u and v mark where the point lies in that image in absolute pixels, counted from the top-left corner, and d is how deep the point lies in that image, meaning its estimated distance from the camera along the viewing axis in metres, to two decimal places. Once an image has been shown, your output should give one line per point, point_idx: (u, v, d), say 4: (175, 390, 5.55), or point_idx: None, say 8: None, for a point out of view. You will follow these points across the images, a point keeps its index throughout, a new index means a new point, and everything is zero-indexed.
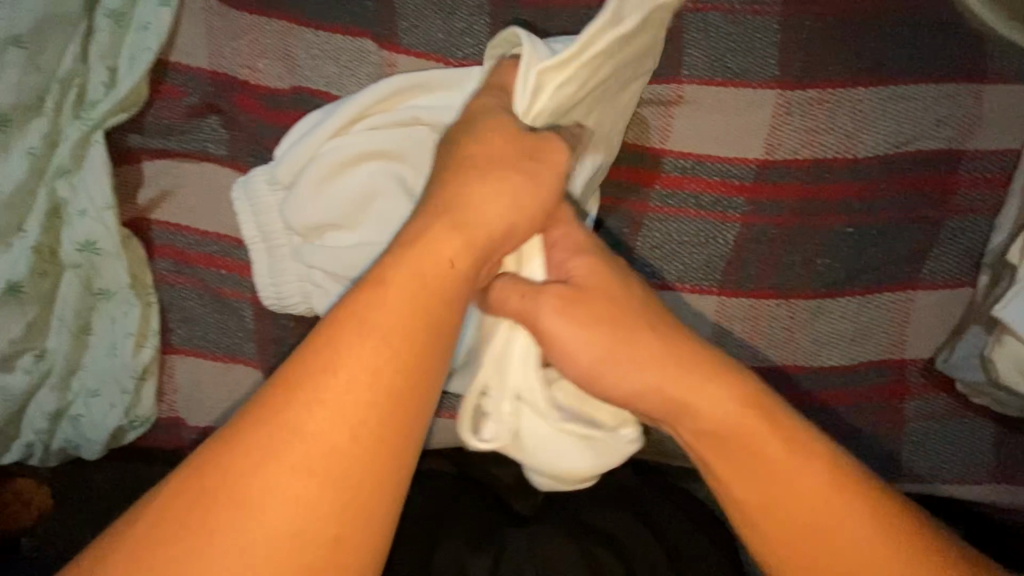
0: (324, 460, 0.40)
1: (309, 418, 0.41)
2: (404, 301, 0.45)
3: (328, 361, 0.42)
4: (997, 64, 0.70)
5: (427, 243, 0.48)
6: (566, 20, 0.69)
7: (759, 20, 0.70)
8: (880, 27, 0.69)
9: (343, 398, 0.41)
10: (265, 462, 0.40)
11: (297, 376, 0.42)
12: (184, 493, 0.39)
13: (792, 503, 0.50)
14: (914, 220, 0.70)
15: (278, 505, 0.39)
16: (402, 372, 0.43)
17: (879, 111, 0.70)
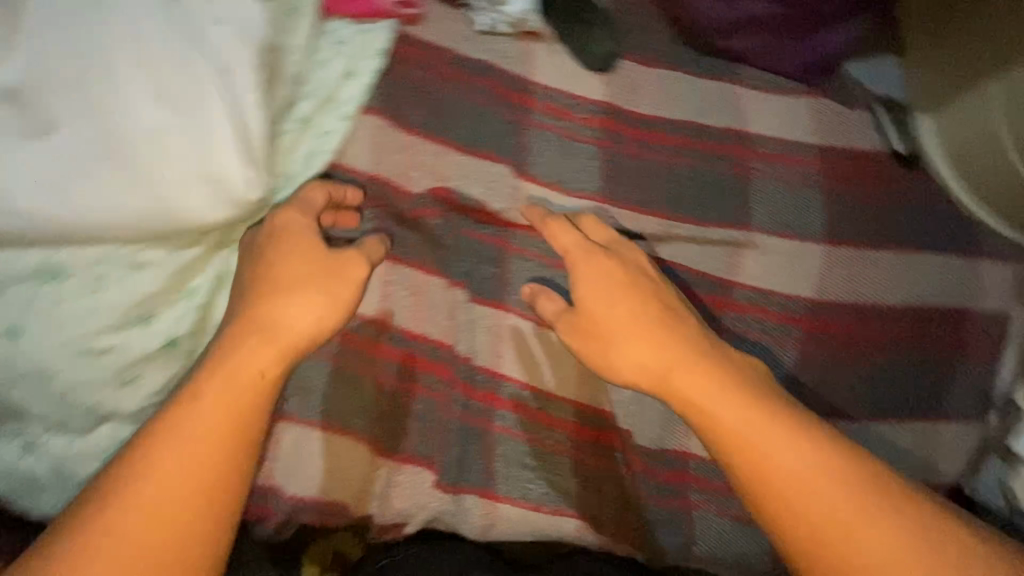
0: (167, 529, 0.55)
1: (166, 466, 0.57)
2: (222, 408, 0.60)
3: (147, 463, 0.57)
4: (988, 243, 0.89)
5: (240, 355, 0.62)
6: (660, 173, 0.87)
7: (808, 191, 0.89)
8: (899, 207, 0.90)
9: (151, 486, 0.56)
10: (168, 468, 0.57)
11: (182, 427, 0.59)
12: (139, 486, 0.56)
13: (786, 482, 0.60)
14: (931, 362, 0.84)
15: (157, 497, 0.56)
16: (217, 454, 0.59)
17: (903, 271, 0.87)
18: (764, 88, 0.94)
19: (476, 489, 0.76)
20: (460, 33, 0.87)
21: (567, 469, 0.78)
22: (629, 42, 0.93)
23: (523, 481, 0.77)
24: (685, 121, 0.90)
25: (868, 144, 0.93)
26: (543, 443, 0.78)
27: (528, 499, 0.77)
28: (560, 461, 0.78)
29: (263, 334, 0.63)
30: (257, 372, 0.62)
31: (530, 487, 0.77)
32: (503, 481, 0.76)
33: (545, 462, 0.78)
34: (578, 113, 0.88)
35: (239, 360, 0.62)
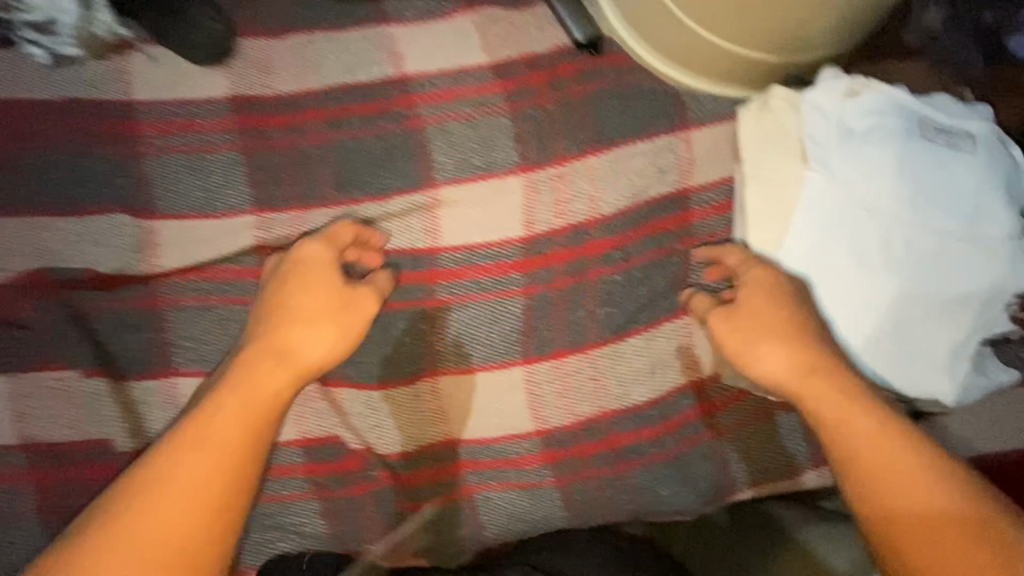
0: (180, 544, 0.54)
1: (175, 478, 0.56)
2: (259, 413, 0.61)
3: (160, 477, 0.56)
4: (695, 110, 0.82)
5: (255, 376, 0.63)
6: (319, 155, 0.76)
7: (490, 119, 0.79)
8: (593, 103, 0.81)
9: (159, 510, 0.55)
10: (175, 474, 0.57)
11: (213, 423, 0.59)
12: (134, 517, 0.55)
13: (881, 468, 0.58)
14: (665, 258, 0.79)
15: (172, 510, 0.55)
16: (212, 453, 0.58)
17: (612, 173, 0.79)
18: (415, 17, 0.81)
19: None
20: (26, 74, 0.73)
21: (314, 510, 0.73)
22: (244, 12, 0.79)
23: (270, 540, 0.72)
24: (334, 85, 0.78)
25: (548, 42, 0.82)
26: (276, 495, 0.73)
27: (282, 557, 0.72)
28: (300, 506, 0.73)
29: (269, 352, 0.64)
30: (240, 406, 0.60)
31: (272, 545, 0.72)
32: (247, 548, 0.72)
33: (288, 512, 0.72)
34: (202, 119, 0.75)
35: (253, 378, 0.63)
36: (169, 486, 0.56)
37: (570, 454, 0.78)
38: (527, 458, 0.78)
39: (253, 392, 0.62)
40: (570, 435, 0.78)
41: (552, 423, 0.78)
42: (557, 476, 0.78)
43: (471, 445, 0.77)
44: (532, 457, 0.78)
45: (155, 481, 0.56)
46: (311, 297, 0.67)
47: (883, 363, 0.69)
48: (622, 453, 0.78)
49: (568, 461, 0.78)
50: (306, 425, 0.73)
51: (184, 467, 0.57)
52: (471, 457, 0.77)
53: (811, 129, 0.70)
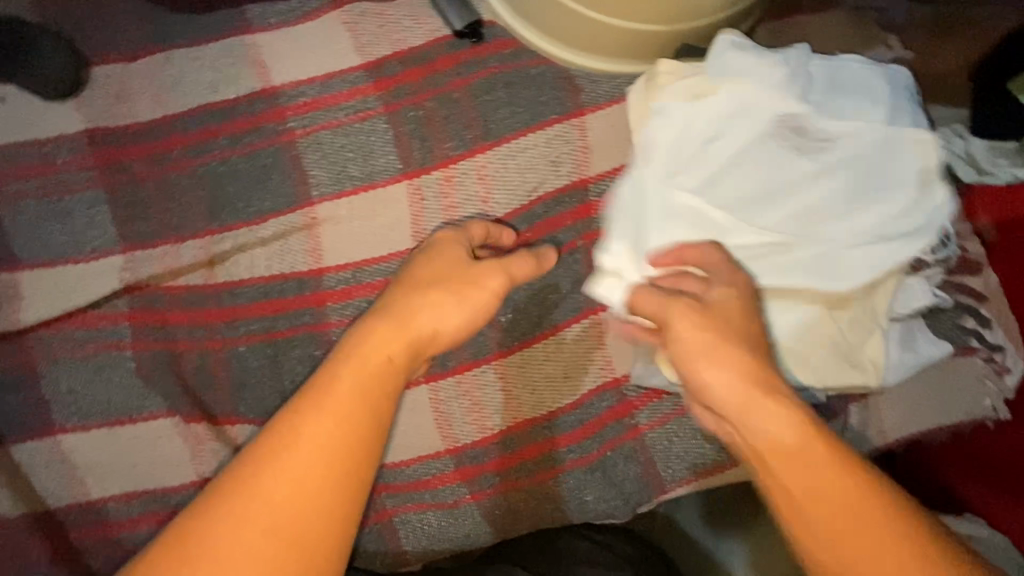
0: (325, 513, 0.43)
1: (290, 457, 0.43)
2: (370, 385, 0.48)
3: (307, 441, 0.44)
4: (590, 91, 0.76)
5: (366, 341, 0.50)
6: (188, 183, 0.72)
7: (367, 126, 0.74)
8: (478, 96, 0.75)
9: (296, 471, 0.43)
10: (287, 460, 0.43)
11: (316, 407, 0.45)
12: (240, 500, 0.42)
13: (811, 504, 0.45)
14: (568, 255, 0.74)
15: (267, 512, 0.42)
16: (340, 431, 0.45)
17: (502, 170, 0.74)
18: (278, 23, 0.76)
19: None
20: None
21: None
22: (94, 39, 0.74)
23: None
24: (198, 107, 0.74)
25: (424, 34, 0.76)
26: None
27: None
28: None
29: (393, 318, 0.52)
30: (371, 370, 0.48)
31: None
32: None
33: None
34: (59, 158, 0.71)
35: (365, 343, 0.50)
36: (300, 451, 0.44)
37: (488, 469, 0.75)
38: (443, 478, 0.74)
39: (378, 352, 0.50)
40: (485, 449, 0.74)
41: (464, 439, 0.74)
42: (479, 493, 0.74)
43: (384, 469, 0.74)
44: (449, 476, 0.74)
45: (276, 451, 0.43)
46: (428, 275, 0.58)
47: (822, 352, 0.63)
48: (542, 463, 0.75)
49: (488, 476, 0.74)
50: (206, 464, 0.68)
51: (305, 441, 0.44)
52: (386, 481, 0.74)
53: (697, 106, 0.64)
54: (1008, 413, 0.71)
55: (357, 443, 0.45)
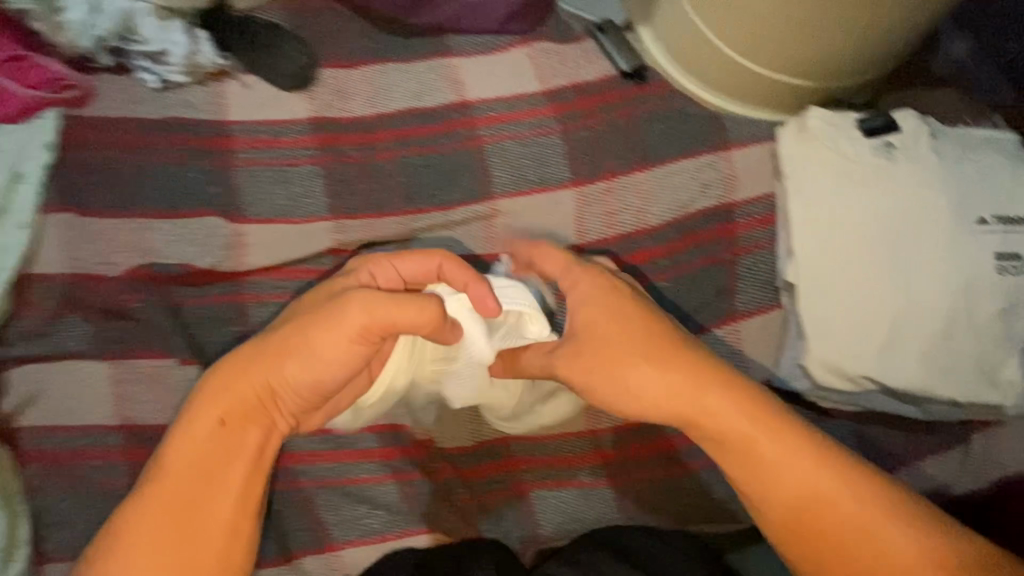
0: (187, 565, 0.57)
1: (221, 503, 0.60)
2: (229, 436, 0.62)
3: (604, 360, 0.65)
4: (734, 132, 0.88)
5: (355, 312, 0.62)
6: (389, 170, 0.84)
7: (543, 139, 0.86)
8: (640, 124, 0.87)
9: (175, 524, 0.58)
10: (219, 490, 0.60)
11: (169, 468, 0.60)
12: (205, 514, 0.59)
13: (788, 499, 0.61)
14: (713, 266, 0.82)
15: (165, 547, 0.57)
16: (228, 460, 0.62)
17: (657, 188, 0.84)
18: (475, 51, 0.90)
19: (308, 549, 0.72)
20: (137, 96, 0.82)
21: (396, 491, 0.76)
22: (324, 45, 0.87)
23: (355, 520, 0.74)
24: (403, 110, 0.87)
25: (596, 72, 0.90)
26: (360, 477, 0.75)
27: (366, 534, 0.74)
28: (384, 485, 0.75)
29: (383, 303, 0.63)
30: (224, 433, 0.62)
31: (357, 522, 0.74)
32: (335, 526, 0.73)
33: (370, 492, 0.75)
34: (287, 137, 0.83)
35: (304, 345, 0.63)
36: (616, 372, 0.64)
37: (622, 454, 0.81)
38: (580, 458, 0.81)
39: (241, 418, 0.63)
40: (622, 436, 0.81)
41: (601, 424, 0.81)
42: (612, 476, 0.80)
43: (527, 444, 0.80)
44: (585, 457, 0.81)
45: (136, 519, 0.58)
46: (326, 337, 0.62)
47: (960, 368, 0.69)
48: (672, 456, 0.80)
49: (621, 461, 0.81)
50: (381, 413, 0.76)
51: (176, 479, 0.60)
52: (527, 454, 0.80)
53: (845, 152, 0.76)
54: None
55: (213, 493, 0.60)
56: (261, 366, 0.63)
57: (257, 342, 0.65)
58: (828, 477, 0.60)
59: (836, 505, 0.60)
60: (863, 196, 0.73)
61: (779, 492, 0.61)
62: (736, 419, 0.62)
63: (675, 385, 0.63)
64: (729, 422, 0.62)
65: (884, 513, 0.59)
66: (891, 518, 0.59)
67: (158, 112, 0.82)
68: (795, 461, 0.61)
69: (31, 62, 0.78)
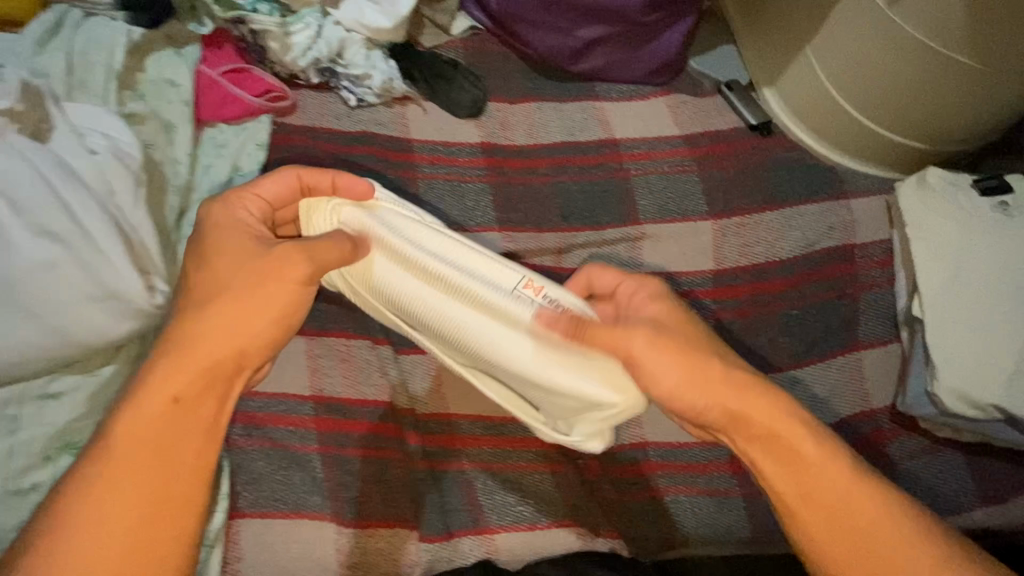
0: (145, 544, 0.51)
1: (90, 499, 0.51)
2: (207, 394, 0.56)
3: (641, 372, 0.62)
4: (851, 182, 0.98)
5: (216, 288, 0.58)
6: (547, 191, 0.94)
7: (684, 176, 0.96)
8: (768, 170, 0.98)
9: (115, 492, 0.52)
10: (118, 472, 0.52)
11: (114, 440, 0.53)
12: (92, 503, 0.51)
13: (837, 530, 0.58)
14: (836, 298, 0.91)
15: (132, 513, 0.51)
16: (153, 445, 0.54)
17: (785, 226, 0.94)
18: (621, 97, 1.03)
19: (466, 529, 0.77)
20: (335, 111, 0.93)
21: (549, 482, 0.81)
22: (492, 83, 1.00)
23: (510, 505, 0.79)
24: (559, 141, 0.98)
25: (726, 123, 1.02)
26: (517, 465, 0.81)
27: (520, 520, 0.78)
28: (538, 475, 0.80)
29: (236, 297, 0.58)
30: (195, 408, 0.55)
31: (510, 509, 0.78)
32: (492, 510, 0.78)
33: (524, 479, 0.80)
34: (460, 157, 0.94)
35: (231, 320, 0.57)
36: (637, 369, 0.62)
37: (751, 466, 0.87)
38: (712, 467, 0.86)
39: (197, 383, 0.56)
40: None
41: None
42: (741, 486, 0.86)
43: (664, 450, 0.86)
44: (717, 466, 0.86)
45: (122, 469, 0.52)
46: (287, 291, 0.58)
47: None
48: None
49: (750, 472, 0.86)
50: None
51: (138, 450, 0.53)
52: (664, 459, 0.85)
53: (966, 206, 0.86)
54: None
55: (174, 474, 0.53)
56: (216, 317, 0.57)
57: (257, 255, 0.59)
58: (865, 495, 0.59)
59: (875, 522, 0.58)
60: (981, 249, 0.84)
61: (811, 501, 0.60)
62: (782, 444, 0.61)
63: (734, 400, 0.62)
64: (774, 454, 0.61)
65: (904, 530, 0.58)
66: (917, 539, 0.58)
67: (351, 125, 0.93)
68: (839, 474, 0.60)
69: (251, 74, 0.89)
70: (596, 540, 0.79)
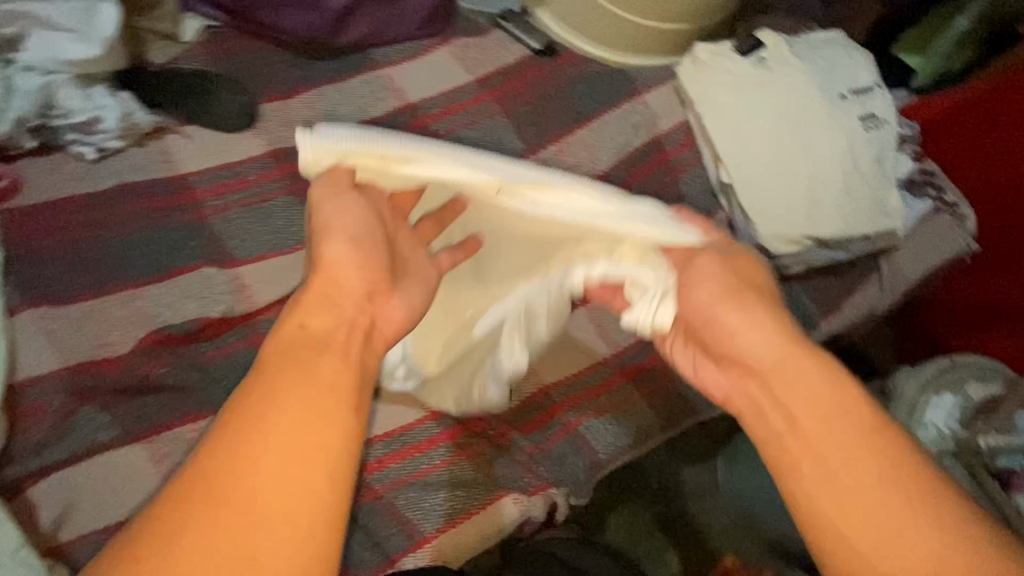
0: (283, 518, 0.38)
1: (267, 430, 0.41)
2: (331, 327, 0.48)
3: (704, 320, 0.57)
4: (640, 79, 1.02)
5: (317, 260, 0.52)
6: None
7: (492, 121, 0.94)
8: (566, 90, 0.99)
9: (257, 461, 0.39)
10: (269, 431, 0.41)
11: (271, 378, 0.43)
12: (202, 493, 0.38)
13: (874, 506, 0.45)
14: (662, 190, 0.96)
15: (293, 458, 0.40)
16: (330, 394, 0.44)
17: (599, 138, 0.96)
18: (400, 58, 0.96)
19: (404, 549, 0.74)
20: (76, 172, 0.77)
21: (468, 468, 0.80)
22: (257, 83, 0.89)
23: (439, 505, 0.76)
24: (354, 125, 0.90)
25: (513, 55, 1.00)
26: (431, 467, 0.79)
27: (453, 515, 0.76)
28: (455, 465, 0.79)
29: (323, 288, 0.50)
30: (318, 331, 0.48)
31: (441, 508, 0.76)
32: (423, 518, 0.75)
33: (444, 476, 0.78)
34: (251, 175, 0.83)
35: (331, 282, 0.51)
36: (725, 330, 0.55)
37: (639, 368, 0.92)
38: (609, 384, 0.90)
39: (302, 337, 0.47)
40: (637, 355, 0.93)
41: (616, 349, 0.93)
42: (639, 389, 0.91)
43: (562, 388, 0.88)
44: (612, 381, 0.90)
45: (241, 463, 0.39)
46: (355, 271, 0.52)
47: (857, 211, 0.91)
48: None
49: (640, 373, 0.92)
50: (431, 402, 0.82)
51: (286, 373, 0.44)
52: (565, 396, 0.88)
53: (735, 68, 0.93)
54: (975, 246, 1.01)
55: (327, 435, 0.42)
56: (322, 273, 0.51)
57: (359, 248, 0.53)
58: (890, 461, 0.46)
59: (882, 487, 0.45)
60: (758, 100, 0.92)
61: (847, 453, 0.47)
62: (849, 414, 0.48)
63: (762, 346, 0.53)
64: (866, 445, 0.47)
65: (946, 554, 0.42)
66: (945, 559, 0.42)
67: (102, 183, 0.77)
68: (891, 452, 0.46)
69: None
70: (531, 498, 0.81)
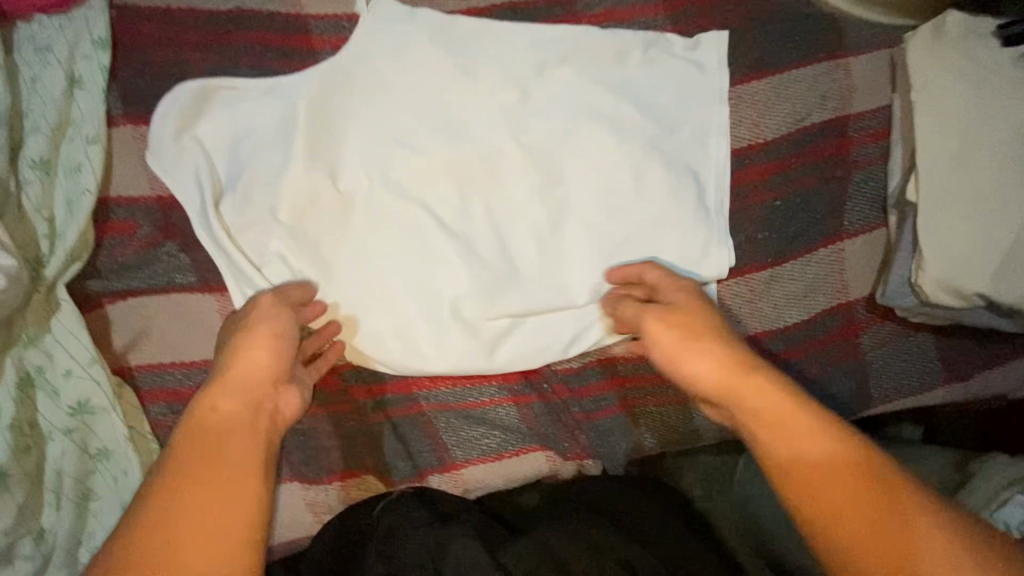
0: (212, 524, 0.47)
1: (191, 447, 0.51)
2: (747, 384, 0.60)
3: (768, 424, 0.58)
4: (853, 36, 0.82)
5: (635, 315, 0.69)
6: (491, 67, 0.74)
7: (656, 38, 0.78)
8: (756, 26, 0.80)
9: (208, 473, 0.50)
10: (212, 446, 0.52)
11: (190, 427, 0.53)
12: (184, 491, 0.49)
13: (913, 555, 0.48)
14: (824, 183, 0.80)
15: (202, 474, 0.50)
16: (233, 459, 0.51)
17: (775, 98, 0.79)
18: None
19: (432, 468, 0.73)
20: None
21: (513, 415, 0.76)
22: None
23: (476, 439, 0.74)
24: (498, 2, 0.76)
25: None
26: (477, 402, 0.75)
27: (486, 453, 0.75)
28: (502, 409, 0.75)
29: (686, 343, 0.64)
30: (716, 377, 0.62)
31: (477, 442, 0.74)
32: (458, 446, 0.74)
33: (488, 415, 0.75)
34: None
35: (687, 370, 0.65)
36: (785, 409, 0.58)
37: None
38: None
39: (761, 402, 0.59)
40: None
41: None
42: None
43: (633, 362, 0.80)
44: None
45: (209, 398, 0.55)
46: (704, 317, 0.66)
47: None
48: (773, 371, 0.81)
49: None
50: None
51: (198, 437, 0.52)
52: (633, 372, 0.80)
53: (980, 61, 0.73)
54: None
55: (248, 391, 0.56)
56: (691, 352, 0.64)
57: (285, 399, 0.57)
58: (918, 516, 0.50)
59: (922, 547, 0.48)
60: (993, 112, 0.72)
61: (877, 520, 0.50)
62: (849, 475, 0.53)
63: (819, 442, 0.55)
64: (896, 519, 0.50)
65: (890, 511, 0.50)
66: (888, 542, 0.49)
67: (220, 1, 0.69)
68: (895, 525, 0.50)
69: None
70: (564, 462, 0.78)
